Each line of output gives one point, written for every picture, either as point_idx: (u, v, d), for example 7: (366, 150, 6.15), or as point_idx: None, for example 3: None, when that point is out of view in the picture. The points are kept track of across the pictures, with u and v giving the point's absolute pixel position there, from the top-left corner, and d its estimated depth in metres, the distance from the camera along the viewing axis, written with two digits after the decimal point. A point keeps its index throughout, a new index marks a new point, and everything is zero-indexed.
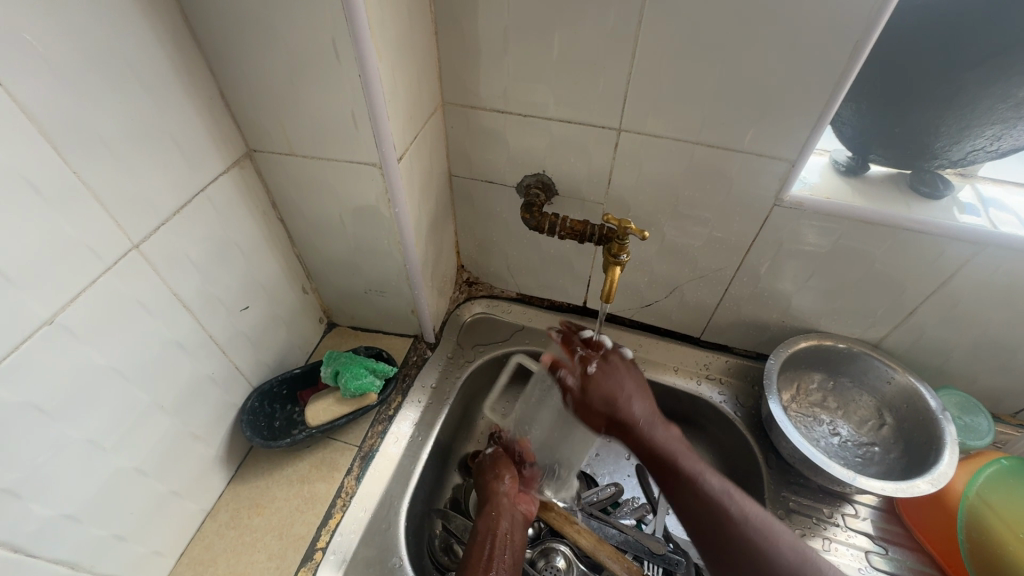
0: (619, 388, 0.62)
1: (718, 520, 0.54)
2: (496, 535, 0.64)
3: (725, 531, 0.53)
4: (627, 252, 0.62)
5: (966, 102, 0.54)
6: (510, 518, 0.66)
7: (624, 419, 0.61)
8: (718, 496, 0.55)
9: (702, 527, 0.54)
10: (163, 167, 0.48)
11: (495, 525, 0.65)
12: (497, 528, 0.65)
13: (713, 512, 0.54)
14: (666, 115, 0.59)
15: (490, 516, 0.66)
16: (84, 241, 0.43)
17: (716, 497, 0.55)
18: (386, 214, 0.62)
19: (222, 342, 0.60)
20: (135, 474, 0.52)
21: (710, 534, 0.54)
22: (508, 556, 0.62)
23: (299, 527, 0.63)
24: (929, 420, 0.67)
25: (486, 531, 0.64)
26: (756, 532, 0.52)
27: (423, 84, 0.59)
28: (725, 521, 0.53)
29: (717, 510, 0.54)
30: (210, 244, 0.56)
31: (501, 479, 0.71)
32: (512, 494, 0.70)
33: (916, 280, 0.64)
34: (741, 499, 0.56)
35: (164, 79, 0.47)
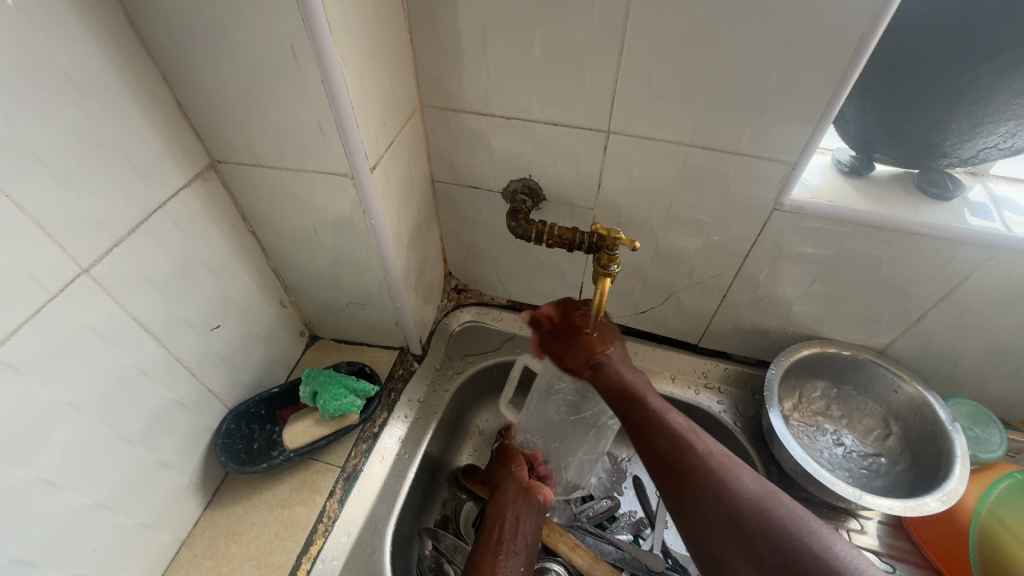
0: (591, 343, 0.59)
1: (675, 460, 0.51)
2: (511, 524, 0.63)
3: (687, 467, 0.50)
4: (618, 263, 0.56)
5: (977, 99, 0.50)
6: (522, 502, 0.65)
7: (596, 360, 0.59)
8: (679, 436, 0.52)
9: (660, 464, 0.52)
10: (114, 184, 0.45)
11: (505, 510, 0.64)
12: (508, 514, 0.64)
13: (680, 449, 0.51)
14: (657, 117, 0.55)
15: (504, 499, 0.66)
16: (25, 269, 0.39)
17: (679, 434, 0.52)
18: (361, 225, 0.58)
19: (191, 364, 0.57)
20: (97, 510, 0.49)
21: (668, 472, 0.51)
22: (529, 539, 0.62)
23: (279, 555, 0.60)
24: (939, 431, 0.64)
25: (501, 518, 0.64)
26: (721, 468, 0.49)
27: (397, 87, 0.56)
28: (685, 458, 0.50)
29: (678, 447, 0.51)
30: (173, 262, 0.52)
31: (512, 470, 0.69)
32: (523, 483, 0.68)
33: (925, 285, 0.61)
34: (705, 437, 0.53)
35: (110, 90, 0.43)
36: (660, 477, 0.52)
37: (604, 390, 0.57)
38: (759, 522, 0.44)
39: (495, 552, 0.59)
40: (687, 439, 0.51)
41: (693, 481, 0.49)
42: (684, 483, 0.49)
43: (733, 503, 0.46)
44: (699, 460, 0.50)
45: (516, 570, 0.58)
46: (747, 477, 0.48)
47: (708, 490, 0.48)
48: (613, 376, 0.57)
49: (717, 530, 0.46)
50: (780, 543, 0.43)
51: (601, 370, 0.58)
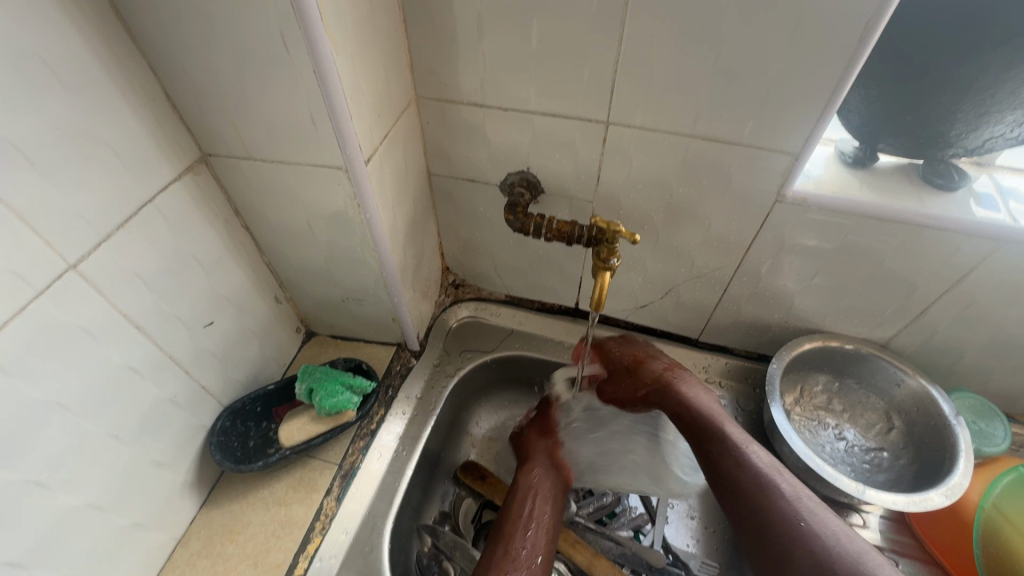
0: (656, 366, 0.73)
1: (753, 491, 0.58)
2: (531, 496, 0.64)
3: (765, 503, 0.57)
4: (618, 256, 0.58)
5: (984, 87, 0.49)
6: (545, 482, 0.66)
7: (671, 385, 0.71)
8: (759, 473, 0.59)
9: (741, 499, 0.59)
10: (101, 179, 0.44)
11: (538, 486, 0.65)
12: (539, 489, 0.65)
13: (761, 488, 0.58)
14: (657, 106, 0.54)
15: (530, 476, 0.66)
16: (10, 266, 0.38)
17: (760, 472, 0.59)
18: (357, 219, 0.57)
19: (184, 362, 0.56)
20: (89, 510, 0.48)
21: (746, 498, 0.58)
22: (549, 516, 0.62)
23: (276, 554, 0.60)
24: (942, 425, 0.64)
25: (525, 494, 0.64)
26: (799, 509, 0.56)
27: (390, 77, 0.54)
28: (764, 496, 0.58)
29: (760, 486, 0.58)
30: (164, 259, 0.51)
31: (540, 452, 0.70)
32: (550, 463, 0.69)
33: (929, 277, 0.60)
34: (789, 478, 0.59)
35: (95, 81, 0.42)
36: (738, 509, 0.59)
37: (691, 420, 0.67)
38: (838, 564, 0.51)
39: (515, 528, 0.60)
40: (773, 476, 0.59)
41: (764, 509, 0.57)
42: (755, 510, 0.58)
43: (808, 534, 0.54)
44: (778, 496, 0.57)
45: (536, 543, 0.59)
46: (818, 512, 0.55)
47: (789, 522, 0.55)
48: (706, 413, 0.66)
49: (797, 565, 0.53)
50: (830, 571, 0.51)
51: (680, 399, 0.69)
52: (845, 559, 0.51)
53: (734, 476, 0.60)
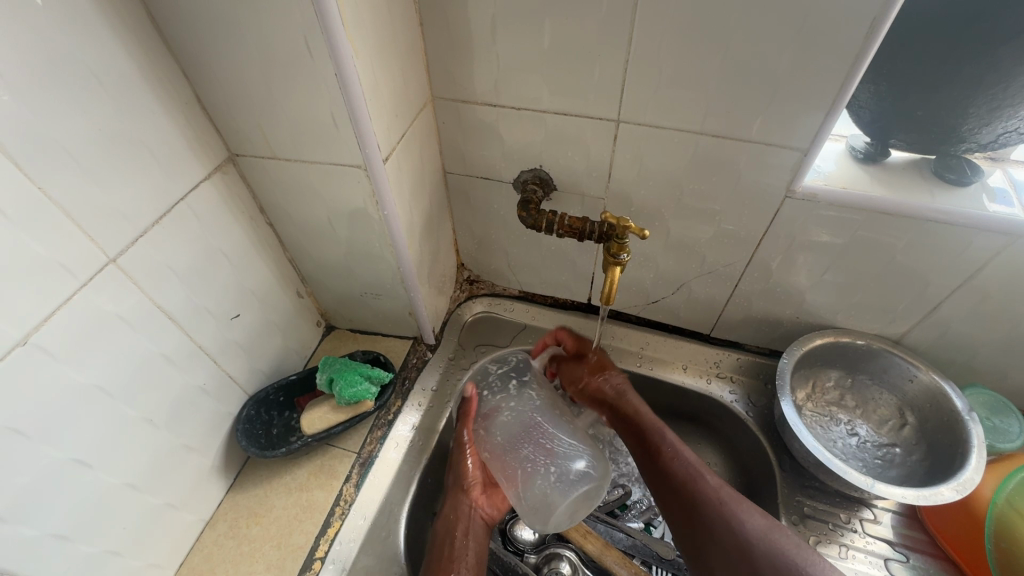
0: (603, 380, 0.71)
1: (685, 489, 0.60)
2: (458, 523, 0.63)
3: (704, 506, 0.58)
4: (628, 251, 0.59)
5: (995, 82, 0.49)
6: (470, 515, 0.64)
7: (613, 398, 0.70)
8: (689, 474, 0.61)
9: (679, 502, 0.60)
10: (138, 178, 0.47)
11: (455, 524, 0.63)
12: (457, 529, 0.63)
13: (692, 485, 0.60)
14: (668, 104, 0.55)
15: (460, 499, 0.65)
16: (58, 259, 0.42)
17: (692, 469, 0.61)
18: (375, 216, 0.59)
19: (212, 351, 0.59)
20: (126, 489, 0.51)
21: (679, 506, 0.60)
22: (479, 534, 0.64)
23: (298, 537, 0.63)
24: (956, 421, 0.63)
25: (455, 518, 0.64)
26: (727, 501, 0.58)
27: (408, 78, 0.57)
28: (699, 494, 0.59)
29: (690, 479, 0.60)
30: (194, 254, 0.54)
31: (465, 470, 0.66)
32: (481, 486, 0.66)
33: (942, 272, 0.60)
34: (714, 475, 0.62)
35: (132, 86, 0.45)
36: (681, 516, 0.59)
37: (631, 432, 0.67)
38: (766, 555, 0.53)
39: (448, 548, 0.61)
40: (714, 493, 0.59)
41: (707, 515, 0.58)
42: (701, 518, 0.58)
43: (727, 516, 0.57)
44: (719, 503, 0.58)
45: None
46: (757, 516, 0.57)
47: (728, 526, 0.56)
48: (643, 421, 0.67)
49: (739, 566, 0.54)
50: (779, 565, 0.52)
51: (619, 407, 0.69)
52: (770, 545, 0.54)
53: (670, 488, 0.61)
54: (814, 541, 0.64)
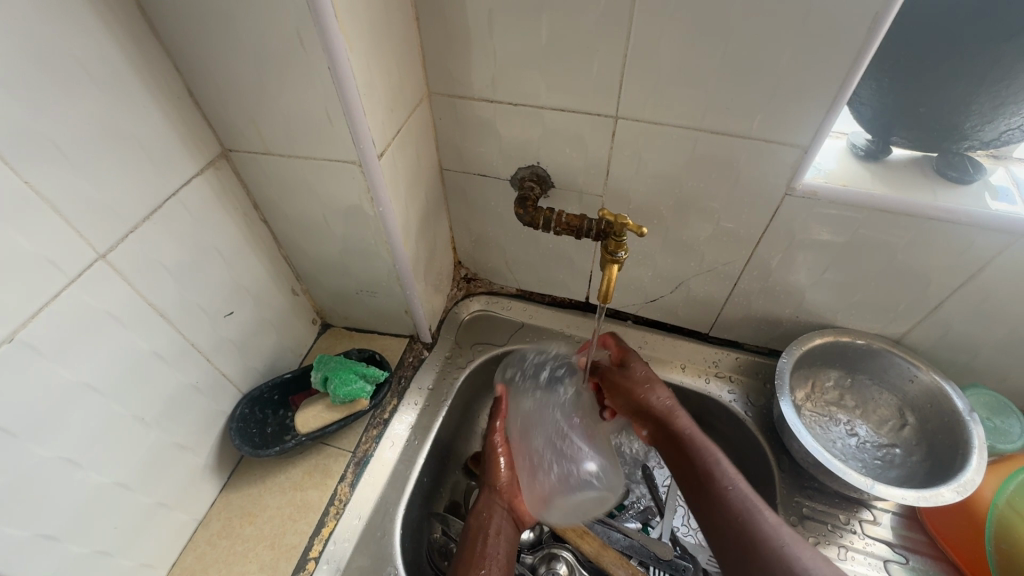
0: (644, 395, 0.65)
1: (733, 528, 0.52)
2: (490, 510, 0.65)
3: (758, 547, 0.50)
4: (625, 249, 0.58)
5: (998, 78, 0.49)
6: (502, 517, 0.64)
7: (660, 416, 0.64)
8: (741, 509, 0.53)
9: (730, 544, 0.52)
10: (129, 173, 0.46)
11: (486, 524, 0.63)
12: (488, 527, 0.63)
13: (746, 521, 0.52)
14: (666, 100, 0.55)
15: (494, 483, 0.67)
16: (46, 256, 0.41)
17: (745, 504, 0.53)
18: (370, 213, 0.59)
19: (205, 349, 0.58)
20: (117, 489, 0.51)
21: (724, 552, 0.52)
22: (508, 526, 0.64)
23: (291, 537, 0.62)
24: (956, 422, 0.63)
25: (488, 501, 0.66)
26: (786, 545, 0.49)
27: (403, 73, 0.56)
28: (753, 534, 0.51)
29: (743, 517, 0.52)
30: (187, 251, 0.53)
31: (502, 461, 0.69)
32: (513, 490, 0.67)
33: (943, 271, 0.59)
34: (773, 514, 0.53)
35: (122, 80, 0.44)
36: (733, 560, 0.51)
37: (677, 455, 0.61)
38: None
39: (477, 537, 0.62)
40: (763, 539, 0.50)
41: (760, 558, 0.49)
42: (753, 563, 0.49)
43: (786, 561, 0.48)
44: (771, 549, 0.49)
45: None
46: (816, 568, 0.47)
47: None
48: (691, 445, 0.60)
49: None
50: None
51: (665, 424, 0.63)
52: None
53: (716, 524, 0.54)
54: (812, 542, 0.64)
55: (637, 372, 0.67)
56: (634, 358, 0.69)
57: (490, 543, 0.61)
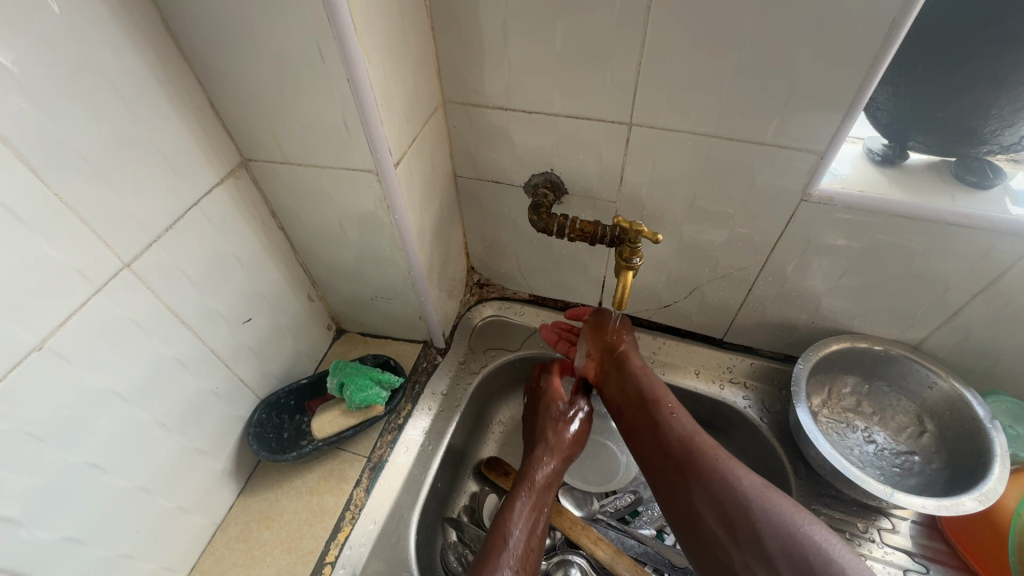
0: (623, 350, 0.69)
1: (676, 446, 0.58)
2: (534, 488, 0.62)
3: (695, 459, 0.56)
4: (640, 256, 0.59)
5: (1019, 82, 0.48)
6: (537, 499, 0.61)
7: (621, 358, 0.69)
8: (684, 435, 0.58)
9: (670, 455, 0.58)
10: (153, 183, 0.47)
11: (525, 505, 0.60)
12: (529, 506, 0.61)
13: (687, 446, 0.57)
14: (680, 108, 0.55)
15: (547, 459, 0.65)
16: (74, 266, 0.42)
17: (692, 435, 0.58)
18: (386, 220, 0.59)
19: (224, 355, 0.59)
20: (139, 493, 0.51)
21: (658, 460, 0.59)
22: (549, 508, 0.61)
23: (308, 541, 0.62)
24: (977, 429, 0.62)
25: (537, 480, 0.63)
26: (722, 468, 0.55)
27: (419, 83, 0.57)
28: (692, 450, 0.57)
29: (689, 442, 0.57)
30: (208, 258, 0.54)
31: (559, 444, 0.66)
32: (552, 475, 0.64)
33: (963, 276, 0.58)
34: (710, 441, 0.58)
35: (146, 92, 0.45)
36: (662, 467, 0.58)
37: (630, 389, 0.65)
38: (757, 512, 0.50)
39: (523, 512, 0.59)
40: (747, 503, 0.51)
41: (703, 471, 0.55)
42: (692, 470, 0.55)
43: (719, 472, 0.54)
44: (710, 464, 0.55)
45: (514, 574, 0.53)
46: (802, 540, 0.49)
47: (711, 482, 0.54)
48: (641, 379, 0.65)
49: (720, 512, 0.52)
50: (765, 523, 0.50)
51: (627, 364, 0.67)
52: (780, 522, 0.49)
53: (659, 440, 0.59)
54: None
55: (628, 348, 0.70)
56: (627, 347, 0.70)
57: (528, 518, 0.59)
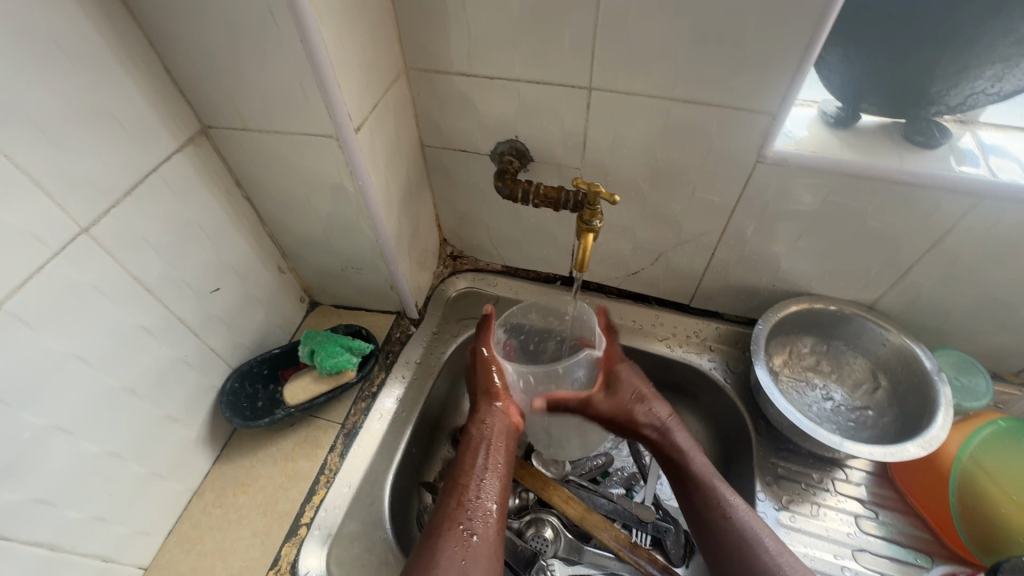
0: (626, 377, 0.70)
1: (688, 470, 0.63)
2: (480, 453, 0.64)
3: (703, 493, 0.61)
4: (600, 218, 0.60)
5: (961, 42, 0.50)
6: (482, 483, 0.61)
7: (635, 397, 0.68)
8: (698, 463, 0.64)
9: (682, 489, 0.63)
10: (109, 149, 0.47)
11: (466, 491, 0.60)
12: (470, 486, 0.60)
13: (699, 481, 0.62)
14: (638, 70, 0.55)
15: (483, 425, 0.67)
16: (29, 228, 0.42)
17: (701, 472, 0.63)
18: (351, 188, 0.60)
19: (192, 324, 0.60)
20: (110, 457, 0.52)
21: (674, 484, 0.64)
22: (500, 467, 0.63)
23: (284, 504, 0.64)
24: (925, 381, 0.65)
25: (478, 446, 0.65)
26: (732, 512, 0.59)
27: (379, 48, 0.56)
28: (703, 486, 0.61)
29: (702, 477, 0.62)
30: (170, 225, 0.55)
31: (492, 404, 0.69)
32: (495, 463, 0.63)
33: (913, 234, 0.61)
34: (720, 481, 0.62)
35: (97, 54, 0.45)
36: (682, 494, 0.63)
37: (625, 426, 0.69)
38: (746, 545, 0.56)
39: (470, 481, 0.61)
40: (745, 529, 0.57)
41: (706, 506, 0.60)
42: (701, 502, 0.61)
43: (718, 506, 0.60)
44: (710, 495, 0.61)
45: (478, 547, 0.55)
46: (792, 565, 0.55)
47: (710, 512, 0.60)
48: (647, 416, 0.68)
49: (727, 543, 0.57)
50: (752, 557, 0.55)
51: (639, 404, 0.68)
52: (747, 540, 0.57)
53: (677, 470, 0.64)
54: (787, 500, 0.66)
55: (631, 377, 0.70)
56: (622, 365, 0.71)
57: (478, 484, 0.61)
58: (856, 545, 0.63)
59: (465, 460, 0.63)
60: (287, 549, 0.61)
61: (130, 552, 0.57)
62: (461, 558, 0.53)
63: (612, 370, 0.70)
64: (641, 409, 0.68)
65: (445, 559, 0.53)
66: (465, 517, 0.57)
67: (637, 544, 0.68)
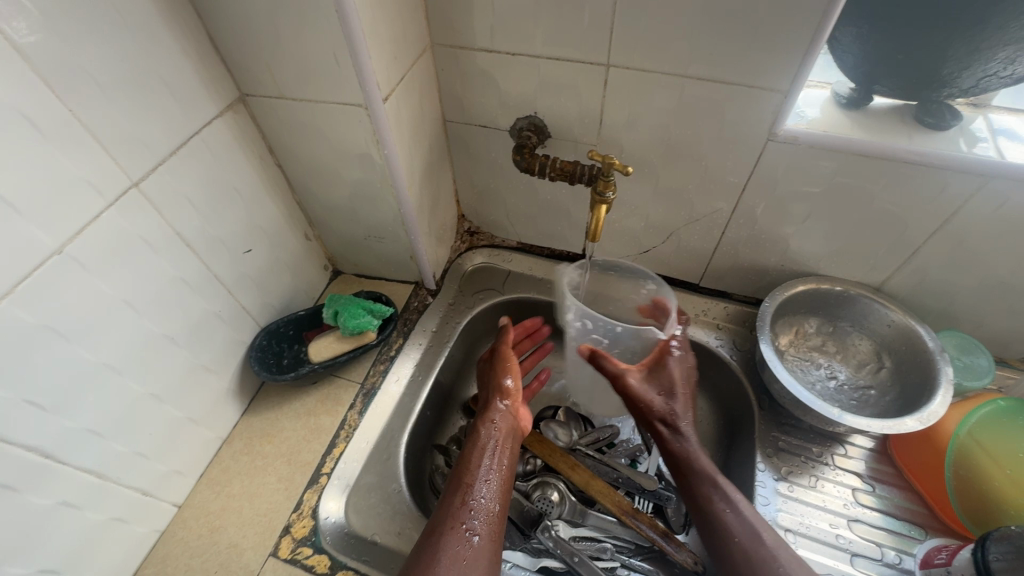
0: (669, 370, 0.64)
1: (694, 464, 0.60)
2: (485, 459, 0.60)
3: (708, 492, 0.58)
4: (613, 190, 0.62)
5: (970, 24, 0.51)
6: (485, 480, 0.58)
7: (670, 391, 0.64)
8: (700, 457, 0.60)
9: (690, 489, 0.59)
10: (158, 111, 0.51)
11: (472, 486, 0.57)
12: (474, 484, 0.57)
13: (706, 478, 0.59)
14: (654, 48, 0.57)
15: (490, 425, 0.64)
16: (88, 179, 0.46)
17: (701, 466, 0.59)
18: (377, 156, 0.63)
19: (226, 281, 0.64)
20: (151, 399, 0.57)
21: (681, 479, 0.61)
22: (504, 469, 0.60)
23: (306, 454, 0.68)
24: (928, 360, 0.66)
25: (484, 445, 0.62)
26: (738, 524, 0.55)
27: (408, 22, 0.59)
28: (705, 486, 0.58)
29: (705, 472, 0.59)
30: (209, 186, 0.58)
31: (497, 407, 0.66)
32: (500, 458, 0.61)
33: (920, 216, 0.62)
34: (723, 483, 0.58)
35: (149, 20, 0.48)
36: (687, 487, 0.60)
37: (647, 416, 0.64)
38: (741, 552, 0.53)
39: (473, 480, 0.58)
40: (748, 538, 0.54)
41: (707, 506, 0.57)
42: (704, 498, 0.58)
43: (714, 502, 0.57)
44: (713, 495, 0.57)
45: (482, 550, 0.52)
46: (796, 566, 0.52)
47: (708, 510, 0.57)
48: (671, 408, 0.63)
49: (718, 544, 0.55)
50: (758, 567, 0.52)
51: (672, 395, 0.63)
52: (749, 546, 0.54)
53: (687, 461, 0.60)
54: (785, 471, 0.68)
55: (678, 369, 0.65)
56: (675, 357, 0.65)
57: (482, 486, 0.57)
58: (852, 515, 0.65)
59: (470, 458, 0.60)
60: (308, 495, 0.65)
61: (165, 489, 0.61)
62: (465, 561, 0.50)
63: (662, 357, 0.66)
64: (665, 403, 0.63)
65: (447, 560, 0.50)
66: (468, 516, 0.54)
67: (640, 509, 0.71)
